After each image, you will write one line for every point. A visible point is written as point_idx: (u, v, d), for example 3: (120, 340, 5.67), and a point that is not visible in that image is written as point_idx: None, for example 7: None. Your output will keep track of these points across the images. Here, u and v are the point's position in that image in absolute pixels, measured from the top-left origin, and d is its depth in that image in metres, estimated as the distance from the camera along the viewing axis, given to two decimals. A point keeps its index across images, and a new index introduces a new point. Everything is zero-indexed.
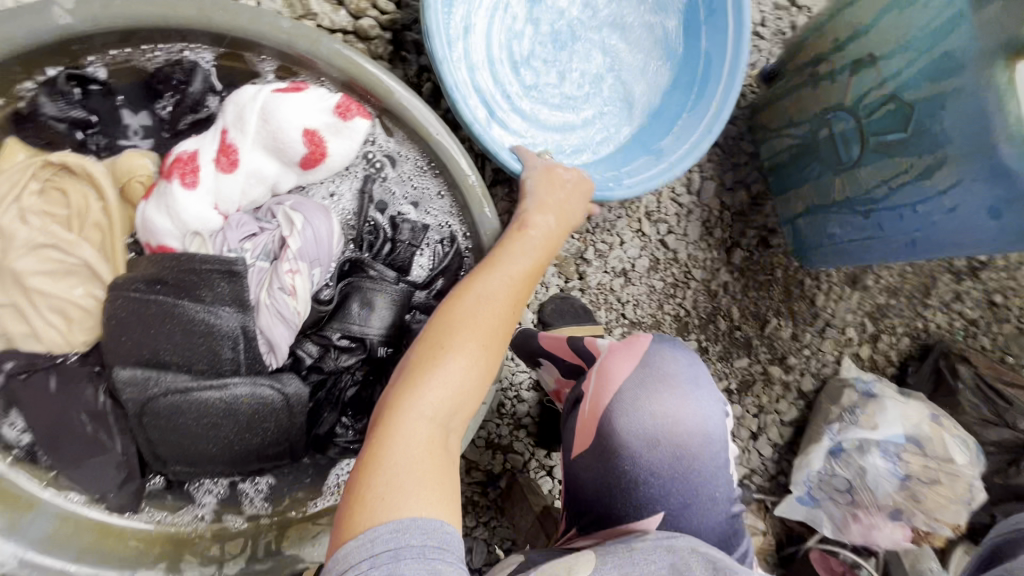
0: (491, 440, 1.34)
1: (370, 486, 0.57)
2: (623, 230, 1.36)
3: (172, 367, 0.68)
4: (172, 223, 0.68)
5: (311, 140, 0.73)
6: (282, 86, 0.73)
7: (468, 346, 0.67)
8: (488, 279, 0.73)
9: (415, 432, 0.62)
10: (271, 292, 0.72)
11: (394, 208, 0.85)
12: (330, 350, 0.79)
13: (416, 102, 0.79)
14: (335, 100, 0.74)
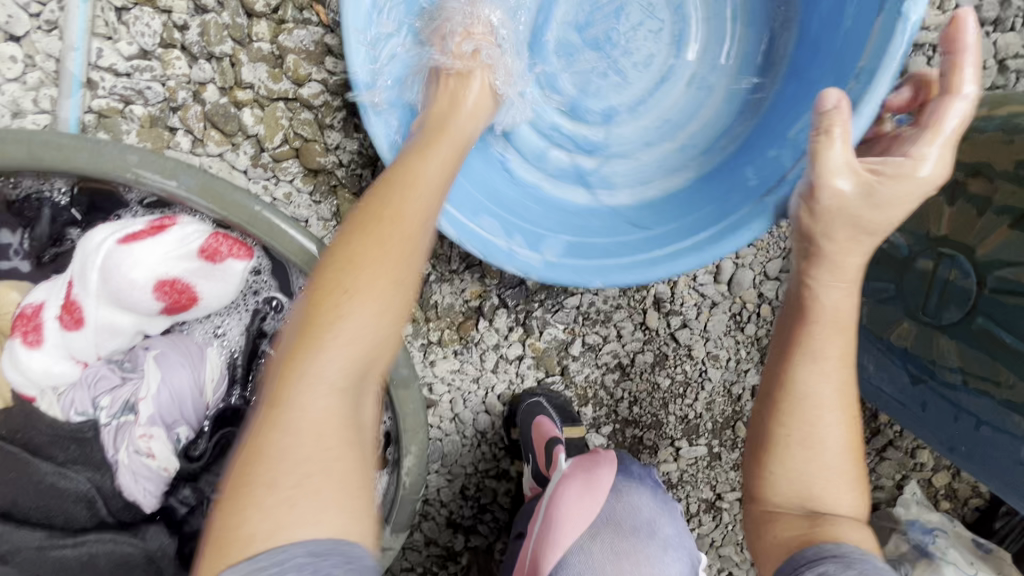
0: (454, 521, 1.25)
1: (255, 496, 0.45)
2: (621, 322, 1.11)
3: (23, 524, 0.64)
4: (23, 379, 0.64)
5: (170, 289, 0.63)
6: (141, 225, 0.62)
7: (327, 391, 0.48)
8: (333, 290, 0.51)
9: (306, 427, 0.47)
10: (128, 453, 0.66)
11: None
12: (203, 503, 0.72)
13: (299, 238, 0.65)
14: (198, 243, 0.63)
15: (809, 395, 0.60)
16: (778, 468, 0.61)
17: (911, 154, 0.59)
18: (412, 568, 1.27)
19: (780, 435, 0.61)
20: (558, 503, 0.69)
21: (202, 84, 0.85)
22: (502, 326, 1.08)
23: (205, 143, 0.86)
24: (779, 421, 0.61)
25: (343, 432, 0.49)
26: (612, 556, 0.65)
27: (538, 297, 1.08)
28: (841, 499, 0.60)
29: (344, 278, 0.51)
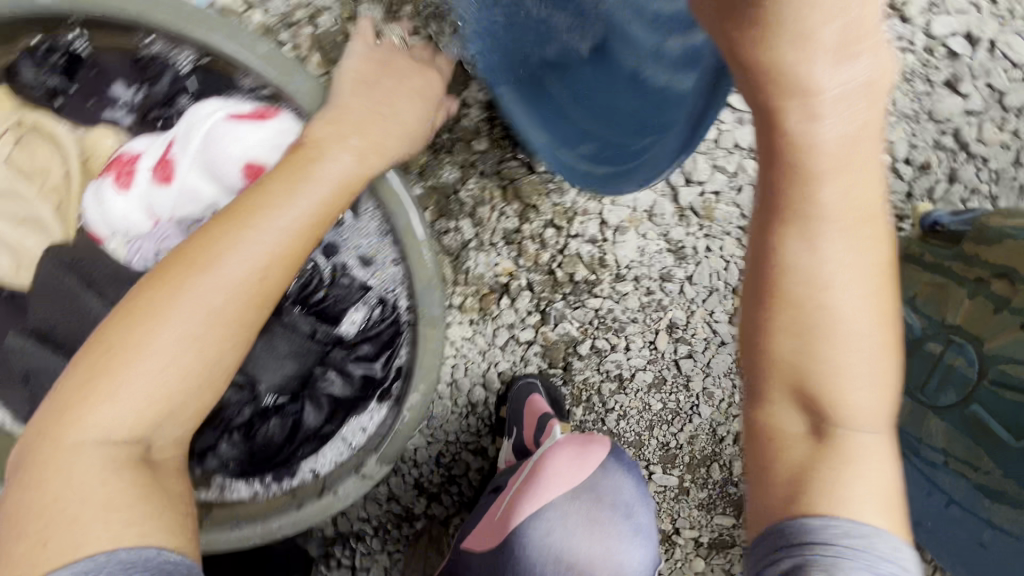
0: (422, 486, 1.29)
1: (80, 416, 0.52)
2: (632, 336, 1.15)
3: (62, 348, 0.70)
4: (103, 219, 0.70)
5: (255, 172, 0.68)
6: (248, 108, 0.68)
7: (183, 332, 0.55)
8: (217, 242, 0.57)
9: (124, 400, 0.53)
10: None
11: (342, 256, 0.80)
12: (222, 378, 0.78)
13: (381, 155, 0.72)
14: (290, 137, 0.67)
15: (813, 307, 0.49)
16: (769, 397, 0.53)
17: (851, 47, 0.41)
18: (371, 519, 1.31)
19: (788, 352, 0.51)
20: (546, 464, 0.69)
21: (319, 9, 0.91)
22: (520, 309, 1.12)
23: (305, 62, 0.92)
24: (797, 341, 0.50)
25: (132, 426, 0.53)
26: (586, 519, 0.65)
27: (560, 290, 1.11)
28: (867, 403, 0.50)
29: (225, 226, 0.58)
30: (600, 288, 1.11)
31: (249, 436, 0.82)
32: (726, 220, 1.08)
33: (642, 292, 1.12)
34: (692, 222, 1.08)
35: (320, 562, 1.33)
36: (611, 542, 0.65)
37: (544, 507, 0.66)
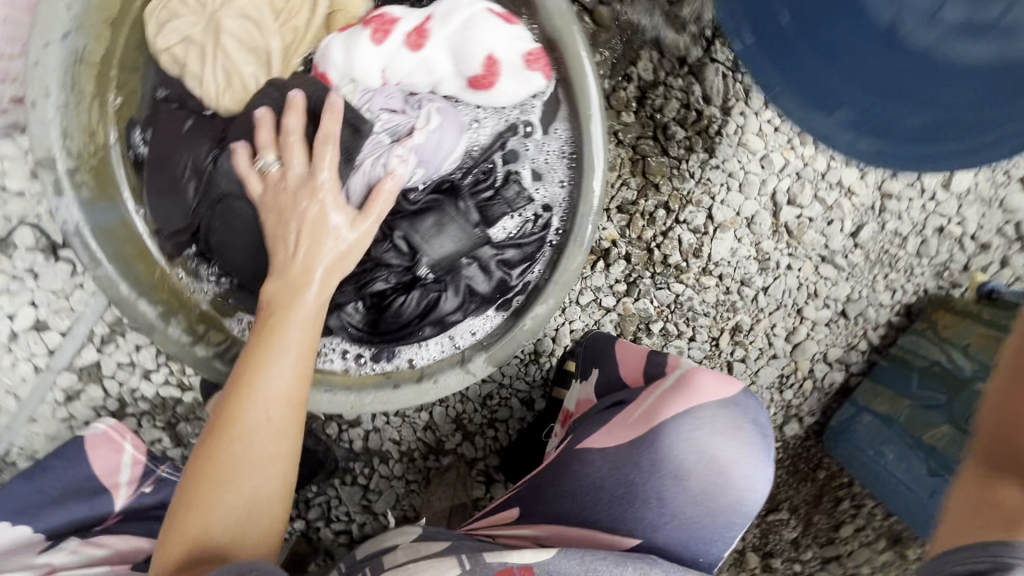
0: (461, 422, 1.33)
1: (226, 447, 0.67)
2: (699, 328, 1.24)
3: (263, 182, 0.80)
4: (344, 64, 0.83)
5: (489, 65, 0.83)
6: (498, 10, 0.84)
7: (264, 434, 0.69)
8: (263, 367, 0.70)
9: (233, 477, 0.67)
10: (377, 161, 0.80)
11: (518, 167, 0.90)
12: (386, 240, 0.86)
13: (591, 88, 0.81)
14: (529, 47, 0.83)
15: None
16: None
17: None
18: (401, 442, 1.34)
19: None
20: (686, 380, 0.79)
21: None
22: (612, 276, 1.20)
23: None
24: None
25: (243, 499, 0.67)
26: (731, 427, 0.76)
27: (651, 268, 1.21)
28: None
29: (237, 408, 0.69)
30: (686, 277, 1.21)
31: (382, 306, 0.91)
32: (811, 246, 1.20)
33: (720, 290, 1.23)
34: (781, 240, 1.20)
35: (338, 471, 1.35)
36: (742, 452, 0.75)
37: (693, 408, 0.76)
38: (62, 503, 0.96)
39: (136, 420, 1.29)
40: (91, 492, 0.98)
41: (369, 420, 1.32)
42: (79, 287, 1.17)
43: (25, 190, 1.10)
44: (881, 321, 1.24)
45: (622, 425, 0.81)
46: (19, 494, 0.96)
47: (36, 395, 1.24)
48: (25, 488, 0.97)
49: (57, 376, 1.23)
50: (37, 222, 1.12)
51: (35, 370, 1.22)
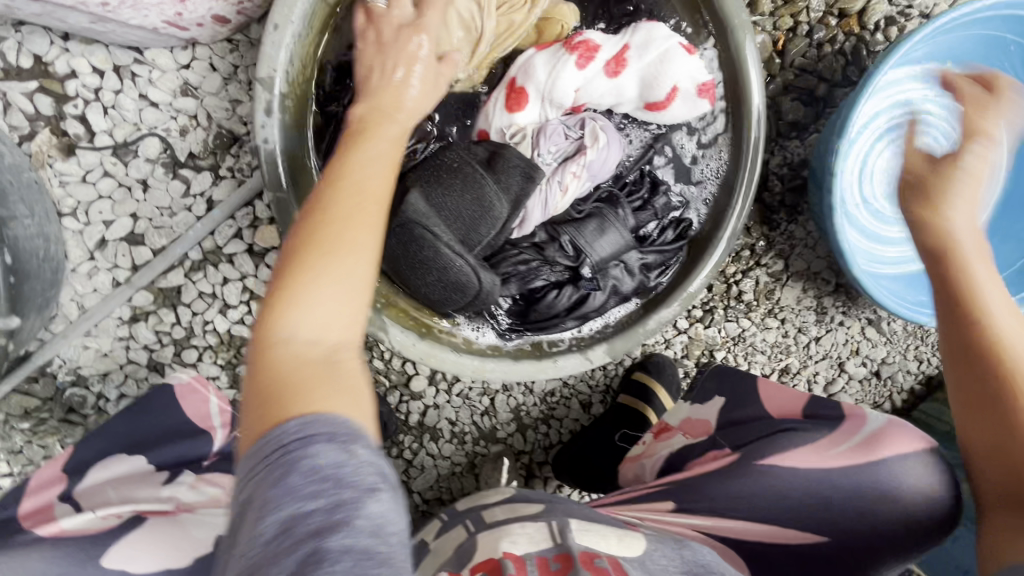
0: (518, 414, 1.38)
1: (305, 271, 0.64)
2: (755, 363, 1.36)
3: (443, 201, 0.87)
4: (542, 86, 0.91)
5: (670, 94, 0.92)
6: (686, 41, 0.91)
7: (342, 265, 0.65)
8: (342, 210, 0.67)
9: (318, 296, 0.63)
10: (551, 183, 0.92)
11: (665, 186, 1.02)
12: (554, 242, 0.95)
13: (760, 122, 0.94)
14: (705, 77, 0.92)
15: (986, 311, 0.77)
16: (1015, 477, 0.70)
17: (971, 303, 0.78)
18: (456, 423, 1.37)
19: (994, 368, 0.74)
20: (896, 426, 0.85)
21: None
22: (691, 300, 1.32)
23: None
24: (972, 369, 0.76)
25: (325, 324, 0.63)
26: (933, 475, 0.82)
27: (726, 301, 1.32)
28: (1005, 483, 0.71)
29: (314, 232, 0.65)
30: (754, 314, 1.33)
31: (533, 299, 0.98)
32: (863, 309, 1.35)
33: (780, 333, 1.35)
34: (840, 299, 1.34)
35: (388, 441, 1.36)
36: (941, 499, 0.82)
37: (903, 453, 0.83)
38: (164, 443, 0.96)
39: (197, 353, 1.26)
40: (190, 434, 0.98)
41: (432, 396, 1.34)
42: (187, 209, 1.16)
43: (164, 103, 1.10)
44: (905, 388, 1.40)
45: (823, 452, 0.86)
46: (119, 436, 0.97)
47: (103, 309, 1.19)
48: (125, 429, 0.97)
49: (132, 294, 1.20)
50: (165, 137, 1.12)
51: (113, 283, 1.19)
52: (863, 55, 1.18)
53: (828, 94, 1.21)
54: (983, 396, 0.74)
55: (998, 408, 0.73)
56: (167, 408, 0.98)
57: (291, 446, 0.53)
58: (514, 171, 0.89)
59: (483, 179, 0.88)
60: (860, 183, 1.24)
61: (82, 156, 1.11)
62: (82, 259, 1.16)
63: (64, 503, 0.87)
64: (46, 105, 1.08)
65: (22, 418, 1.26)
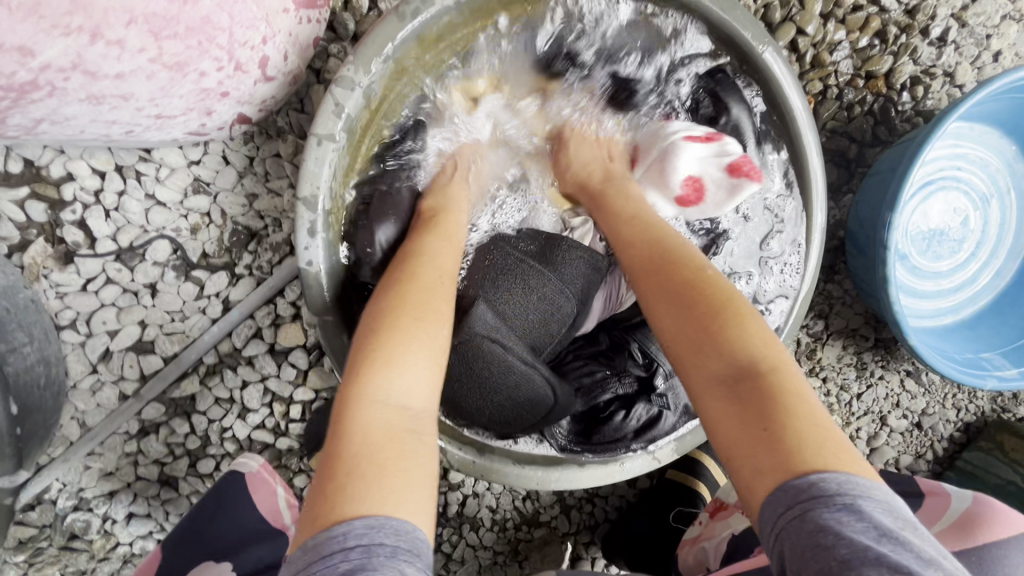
0: (561, 494, 1.30)
1: (380, 359, 0.65)
2: None
3: (506, 309, 0.80)
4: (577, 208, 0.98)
5: (693, 184, 0.91)
6: (699, 132, 0.92)
7: (426, 354, 0.67)
8: (420, 300, 0.70)
9: (384, 397, 0.62)
10: (615, 276, 0.91)
11: None
12: (623, 351, 0.94)
13: (819, 212, 0.95)
14: (732, 157, 0.89)
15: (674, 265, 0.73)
16: (691, 382, 0.65)
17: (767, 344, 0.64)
18: (496, 510, 1.29)
19: (648, 295, 0.72)
20: (986, 504, 0.80)
21: None
22: None
23: None
24: (644, 291, 0.73)
25: (388, 415, 0.62)
26: None
27: None
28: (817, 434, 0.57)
29: (389, 327, 0.67)
30: None
31: (598, 417, 0.94)
32: (901, 360, 1.34)
33: (822, 391, 1.32)
34: (879, 354, 1.32)
35: None
36: None
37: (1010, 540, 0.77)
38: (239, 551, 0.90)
39: (214, 463, 1.14)
40: (263, 537, 0.92)
41: (470, 485, 1.26)
42: (201, 311, 1.06)
43: (174, 202, 1.01)
44: (945, 437, 1.38)
45: None
46: (198, 541, 0.92)
47: (108, 426, 1.08)
48: (200, 531, 0.92)
49: (141, 407, 1.09)
50: (175, 238, 1.03)
51: (119, 397, 1.08)
52: (892, 115, 1.18)
53: (860, 155, 1.20)
54: (673, 304, 0.69)
55: (695, 348, 0.66)
56: (233, 510, 0.92)
57: (350, 553, 0.50)
58: (578, 262, 0.84)
59: (545, 275, 0.82)
60: (898, 239, 1.21)
61: (82, 263, 1.01)
62: (84, 373, 1.05)
63: None
64: (39, 212, 0.98)
65: (15, 550, 1.13)
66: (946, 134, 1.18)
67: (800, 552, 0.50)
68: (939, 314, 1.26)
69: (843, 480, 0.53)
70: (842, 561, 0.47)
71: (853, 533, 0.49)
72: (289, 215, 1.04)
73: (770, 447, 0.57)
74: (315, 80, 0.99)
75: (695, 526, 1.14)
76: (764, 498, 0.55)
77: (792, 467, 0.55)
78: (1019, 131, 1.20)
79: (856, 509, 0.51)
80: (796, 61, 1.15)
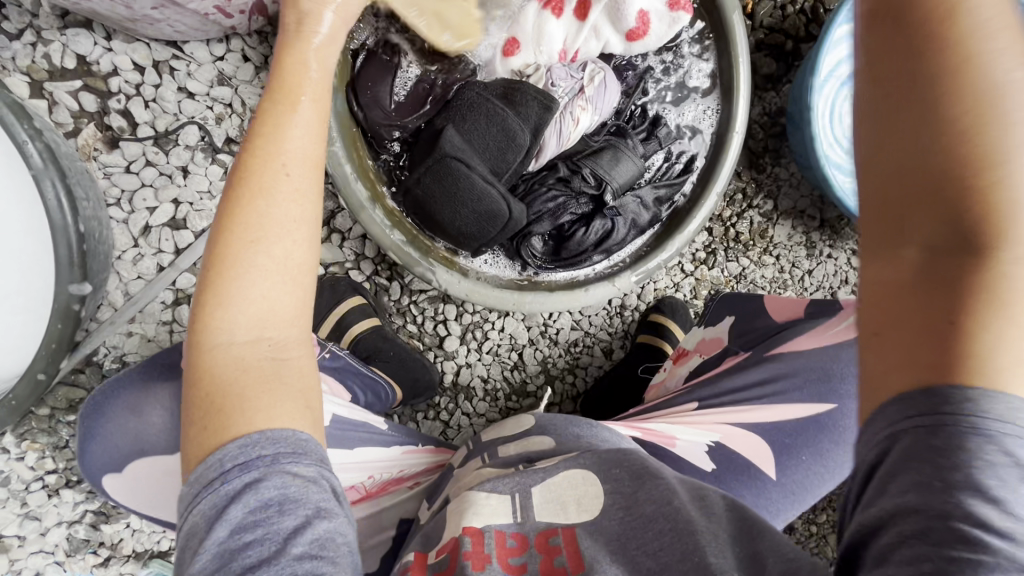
0: (546, 366, 1.46)
1: (220, 282, 0.66)
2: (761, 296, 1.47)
3: (469, 141, 0.98)
4: (536, 49, 1.03)
5: (642, 19, 1.04)
6: None
7: (270, 261, 0.68)
8: (252, 215, 0.68)
9: (237, 315, 0.66)
10: (563, 115, 1.03)
11: (669, 127, 1.14)
12: (577, 175, 1.05)
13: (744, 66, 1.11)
14: None
15: (941, 35, 0.49)
16: (885, 220, 0.53)
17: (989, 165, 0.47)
18: (488, 380, 1.44)
19: (931, 58, 0.49)
20: None
21: None
22: (695, 244, 1.43)
23: None
24: (921, 44, 0.49)
25: (246, 329, 0.67)
26: None
27: (726, 243, 1.44)
28: (1009, 358, 0.48)
29: (225, 246, 0.67)
30: (751, 253, 1.45)
31: (564, 236, 1.08)
32: (848, 240, 1.49)
33: (776, 268, 1.46)
34: (826, 234, 1.48)
35: (424, 403, 1.42)
36: None
37: None
38: None
39: None
40: None
41: (463, 355, 1.42)
42: None
43: (202, 93, 1.19)
44: None
45: (828, 332, 1.07)
46: None
47: (148, 294, 1.25)
48: None
49: (175, 277, 1.25)
50: (203, 125, 1.20)
51: (157, 268, 1.25)
52: (821, 13, 1.36)
53: (795, 49, 1.37)
54: (913, 127, 0.50)
55: (907, 191, 0.51)
56: None
57: (229, 473, 0.59)
58: (532, 101, 0.98)
59: (505, 112, 0.98)
60: (833, 121, 1.37)
61: (125, 147, 1.19)
62: (127, 247, 1.23)
63: None
64: (90, 102, 1.16)
65: (67, 410, 1.29)
66: None
67: (909, 457, 0.49)
68: None
69: (992, 397, 0.48)
70: (948, 483, 0.47)
71: (983, 458, 0.47)
72: None
73: (928, 328, 0.50)
74: None
75: (661, 373, 1.30)
76: (886, 399, 0.52)
77: (950, 373, 0.49)
78: None
79: (999, 442, 0.47)
80: None
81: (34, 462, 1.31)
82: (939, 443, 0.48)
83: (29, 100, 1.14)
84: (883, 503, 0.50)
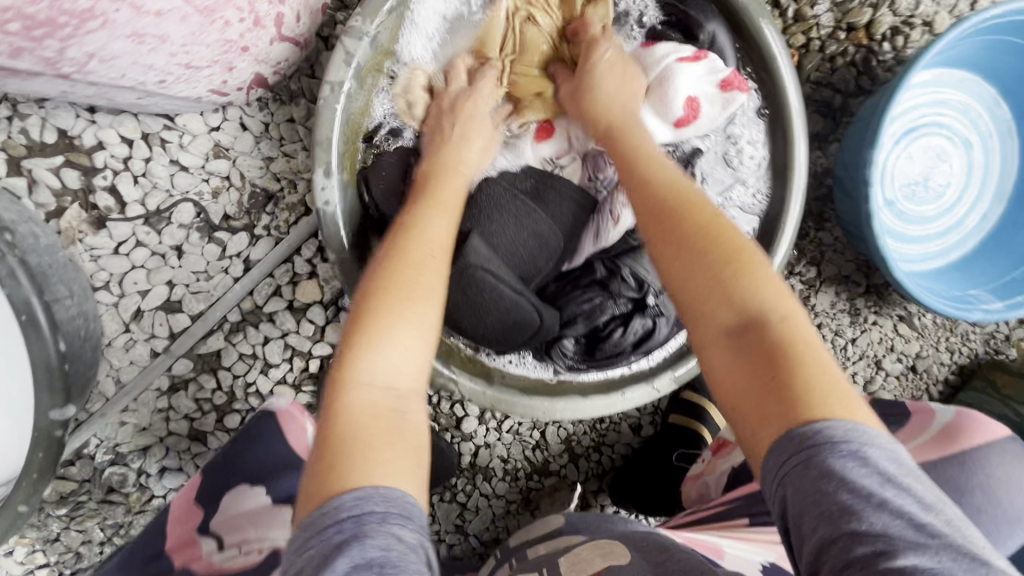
0: (569, 443, 1.36)
1: (370, 326, 0.67)
2: None
3: (497, 243, 0.90)
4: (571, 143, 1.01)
5: (690, 105, 0.99)
6: (688, 52, 0.99)
7: (416, 317, 0.69)
8: (404, 276, 0.71)
9: (380, 363, 0.65)
10: (603, 213, 0.96)
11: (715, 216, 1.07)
12: (616, 276, 0.99)
13: (801, 148, 1.00)
14: (723, 74, 0.97)
15: (667, 196, 0.75)
16: (697, 330, 0.67)
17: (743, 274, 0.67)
18: (508, 460, 1.34)
19: (664, 217, 0.74)
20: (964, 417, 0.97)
21: None
22: None
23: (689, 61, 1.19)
24: (656, 209, 0.75)
25: (383, 377, 0.65)
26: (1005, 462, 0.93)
27: None
28: (824, 392, 0.58)
29: (378, 300, 0.69)
30: None
31: (599, 337, 0.99)
32: (894, 305, 1.39)
33: None
34: (871, 299, 1.37)
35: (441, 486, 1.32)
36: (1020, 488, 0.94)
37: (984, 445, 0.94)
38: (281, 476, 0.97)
39: (240, 417, 1.20)
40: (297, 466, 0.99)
41: (482, 435, 1.32)
42: (224, 271, 1.13)
43: (196, 167, 1.09)
44: (941, 379, 1.41)
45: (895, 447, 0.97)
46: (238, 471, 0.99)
47: (141, 382, 1.15)
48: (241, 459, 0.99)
49: (170, 364, 1.16)
50: (198, 201, 1.10)
51: (150, 354, 1.15)
52: (874, 65, 1.23)
53: (844, 104, 1.25)
54: (684, 254, 0.70)
55: (697, 292, 0.68)
56: (268, 441, 0.99)
57: (342, 526, 0.54)
58: (565, 203, 0.94)
59: (535, 211, 0.92)
60: (884, 184, 1.26)
61: (114, 227, 1.08)
62: (118, 332, 1.13)
63: (208, 537, 0.94)
64: (73, 179, 1.05)
65: (57, 503, 1.19)
66: (925, 81, 1.22)
67: (803, 496, 0.54)
68: (929, 257, 1.31)
69: (830, 423, 0.55)
70: (841, 506, 0.52)
71: (855, 478, 0.53)
72: (304, 177, 1.11)
73: (777, 397, 0.59)
74: (323, 47, 1.07)
75: (699, 462, 1.20)
76: (769, 449, 0.58)
77: (795, 416, 0.57)
78: (998, 75, 1.25)
79: (861, 455, 0.54)
80: (779, 16, 1.21)
81: (23, 556, 1.22)
82: (828, 473, 0.53)
83: (5, 179, 1.03)
84: (815, 543, 0.52)
